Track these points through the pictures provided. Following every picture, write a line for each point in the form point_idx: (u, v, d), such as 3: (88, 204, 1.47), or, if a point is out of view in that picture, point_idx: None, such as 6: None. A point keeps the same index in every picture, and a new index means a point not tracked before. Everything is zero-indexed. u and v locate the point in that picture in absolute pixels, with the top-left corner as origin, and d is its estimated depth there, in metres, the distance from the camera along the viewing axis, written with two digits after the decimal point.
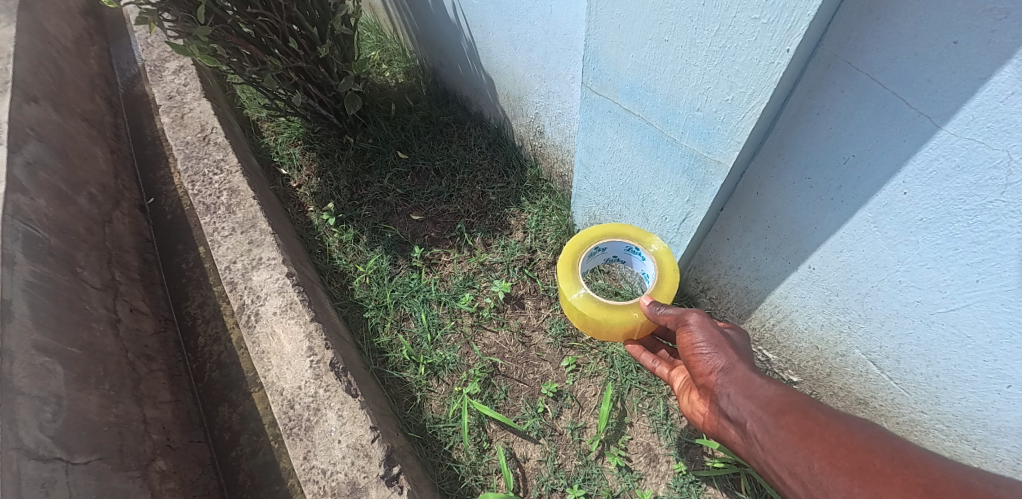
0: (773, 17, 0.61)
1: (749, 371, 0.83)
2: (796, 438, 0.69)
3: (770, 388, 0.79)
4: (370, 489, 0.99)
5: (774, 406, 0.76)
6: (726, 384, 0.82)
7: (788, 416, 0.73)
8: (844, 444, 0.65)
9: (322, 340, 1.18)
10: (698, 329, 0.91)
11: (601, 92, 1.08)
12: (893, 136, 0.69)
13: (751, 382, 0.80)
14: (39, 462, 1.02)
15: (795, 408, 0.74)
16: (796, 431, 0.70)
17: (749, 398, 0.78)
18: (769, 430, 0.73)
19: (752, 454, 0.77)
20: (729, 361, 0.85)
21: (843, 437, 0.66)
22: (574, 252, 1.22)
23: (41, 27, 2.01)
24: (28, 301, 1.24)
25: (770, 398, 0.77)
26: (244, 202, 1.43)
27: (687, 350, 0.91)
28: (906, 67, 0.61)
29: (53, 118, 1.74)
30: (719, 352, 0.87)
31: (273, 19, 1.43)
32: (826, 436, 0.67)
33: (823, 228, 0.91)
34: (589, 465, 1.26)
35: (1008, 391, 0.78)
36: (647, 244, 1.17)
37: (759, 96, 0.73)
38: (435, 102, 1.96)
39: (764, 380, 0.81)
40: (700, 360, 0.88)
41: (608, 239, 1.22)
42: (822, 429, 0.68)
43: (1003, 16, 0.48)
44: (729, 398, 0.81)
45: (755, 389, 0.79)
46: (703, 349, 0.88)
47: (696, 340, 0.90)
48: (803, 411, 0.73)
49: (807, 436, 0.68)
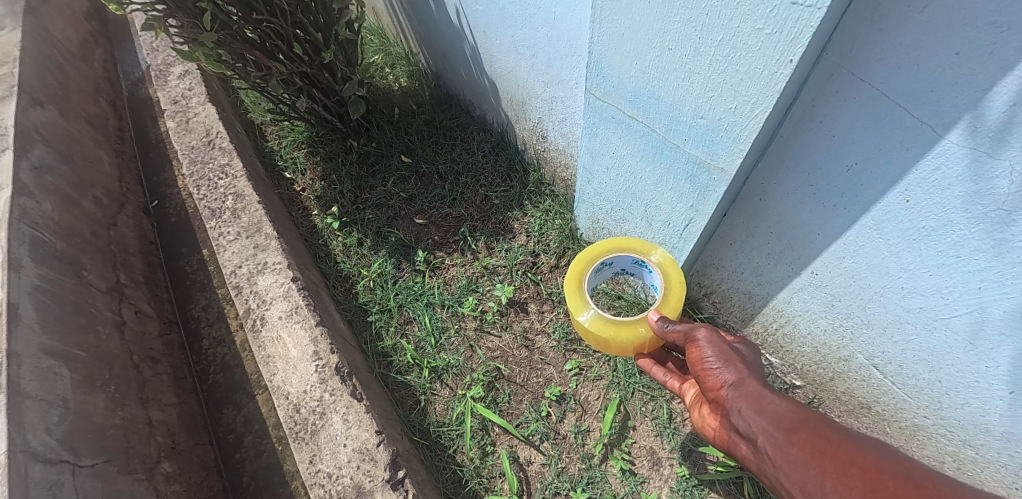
0: (777, 28, 0.62)
1: (761, 386, 0.83)
2: (808, 456, 0.70)
3: (781, 404, 0.79)
4: (376, 492, 1.00)
5: (786, 423, 0.76)
6: (736, 399, 0.83)
7: (801, 434, 0.73)
8: (857, 464, 0.64)
9: (327, 344, 1.19)
10: (707, 344, 0.90)
11: (604, 98, 1.08)
12: (895, 145, 0.69)
13: (762, 397, 0.81)
14: (46, 465, 1.03)
15: (808, 426, 0.75)
16: (808, 449, 0.70)
17: (760, 413, 0.79)
18: (781, 447, 0.74)
19: (764, 470, 0.78)
20: (740, 376, 0.85)
21: (856, 457, 0.65)
22: (580, 268, 1.23)
23: (46, 31, 2.03)
24: (35, 305, 1.25)
25: (782, 414, 0.77)
26: (249, 206, 1.44)
27: (696, 364, 0.92)
28: (909, 77, 0.62)
29: (59, 122, 1.75)
30: (729, 366, 0.87)
31: (278, 24, 1.44)
32: (838, 456, 0.67)
33: (825, 234, 0.91)
34: (592, 469, 1.27)
35: (1011, 396, 0.78)
36: (652, 256, 1.18)
37: (762, 104, 0.73)
38: (439, 106, 1.97)
39: (775, 395, 0.81)
40: (710, 374, 0.89)
41: (614, 254, 1.23)
42: (834, 448, 0.69)
43: (1006, 29, 0.48)
44: (740, 413, 0.81)
45: (766, 405, 0.79)
46: (714, 363, 0.88)
47: (706, 355, 0.90)
48: (815, 429, 0.73)
49: (819, 455, 0.69)
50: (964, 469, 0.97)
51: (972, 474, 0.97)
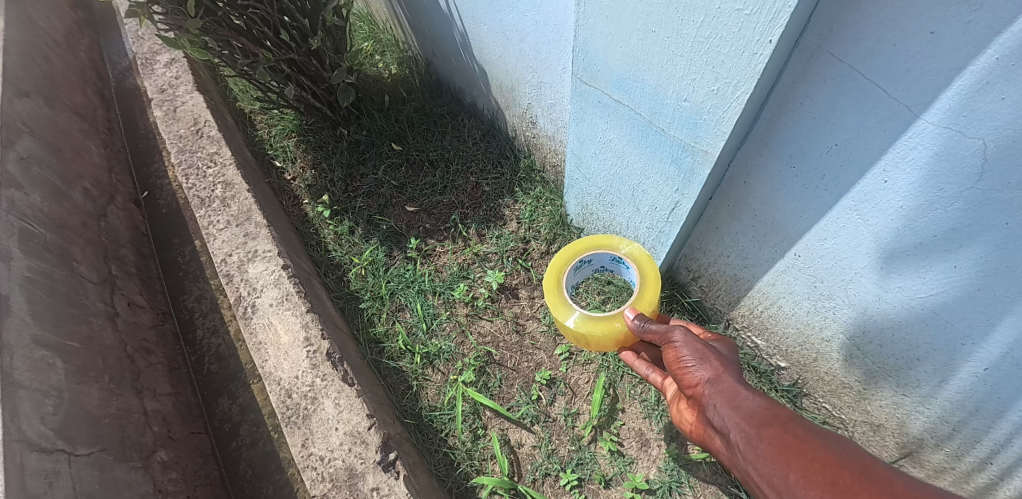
0: (756, 8, 0.63)
1: (736, 382, 0.84)
2: (776, 450, 0.71)
3: (755, 400, 0.80)
4: (367, 475, 1.01)
5: (757, 419, 0.77)
6: (713, 395, 0.84)
7: (770, 428, 0.75)
8: (819, 459, 0.65)
9: (318, 330, 1.20)
10: (684, 343, 0.93)
11: (592, 83, 1.08)
12: (874, 126, 0.70)
13: (737, 393, 0.82)
14: (41, 454, 1.03)
15: (778, 421, 0.75)
16: (775, 443, 0.72)
17: (735, 409, 0.80)
18: (751, 441, 0.75)
19: (737, 464, 0.80)
20: (715, 373, 0.87)
21: (819, 451, 0.67)
22: (559, 268, 1.26)
23: (30, 20, 1.99)
24: (26, 296, 1.25)
25: (755, 410, 0.78)
26: (238, 195, 1.44)
27: (674, 363, 0.94)
28: (886, 58, 0.62)
29: (45, 112, 1.73)
30: (704, 363, 0.89)
31: (264, 10, 1.41)
32: (803, 451, 0.68)
33: (807, 217, 0.92)
34: (582, 450, 1.29)
35: (985, 374, 0.80)
36: (627, 250, 1.24)
37: (743, 86, 0.74)
38: (429, 94, 1.95)
39: (750, 391, 0.82)
40: (687, 372, 0.91)
41: (592, 252, 1.28)
42: (800, 443, 0.70)
43: (978, 7, 0.49)
44: (716, 408, 0.83)
45: (741, 401, 0.80)
46: (690, 361, 0.91)
47: (682, 354, 0.92)
48: (784, 425, 0.74)
49: (786, 449, 0.70)
50: (941, 446, 1.00)
51: (950, 451, 0.99)
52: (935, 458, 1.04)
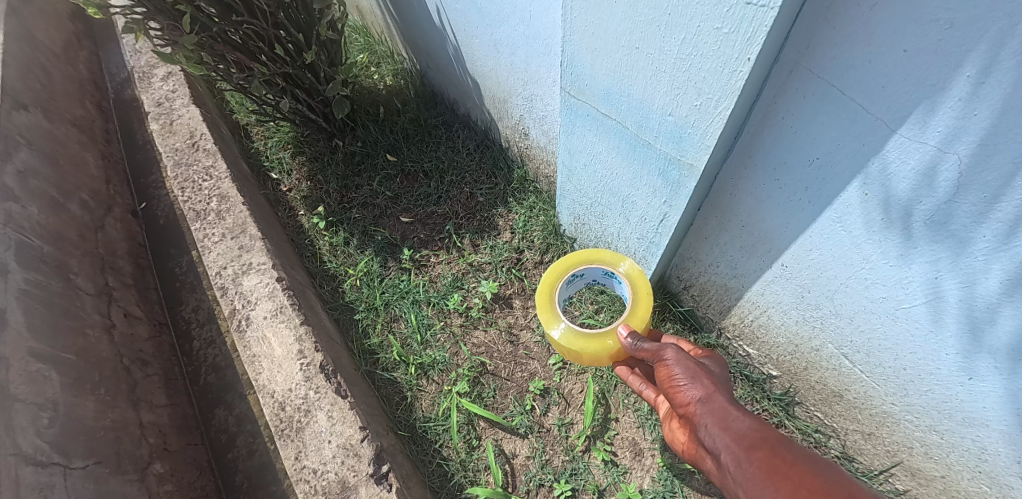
0: (734, 27, 0.64)
1: (727, 403, 0.85)
2: (764, 474, 0.71)
3: (745, 422, 0.80)
4: (360, 488, 1.01)
5: (747, 441, 0.77)
6: (703, 415, 0.85)
7: (759, 452, 0.75)
8: (806, 485, 0.65)
9: (311, 342, 1.20)
10: (675, 362, 0.94)
11: (579, 96, 1.09)
12: (853, 140, 0.71)
13: (727, 413, 0.83)
14: (37, 468, 1.05)
15: (767, 445, 0.75)
16: (764, 467, 0.72)
17: (725, 430, 0.80)
18: (741, 464, 0.75)
19: (726, 485, 0.80)
20: (707, 392, 0.87)
21: (806, 477, 0.66)
22: (552, 280, 1.27)
23: (30, 33, 2.01)
24: (23, 309, 1.26)
25: (744, 432, 0.79)
26: (233, 208, 1.45)
27: (666, 381, 0.95)
28: (862, 74, 0.64)
29: (44, 125, 1.74)
30: (696, 382, 0.90)
31: (259, 26, 1.43)
32: (791, 475, 0.68)
33: (792, 228, 0.93)
34: (576, 460, 1.30)
35: (970, 383, 0.81)
36: (620, 266, 1.25)
37: (725, 102, 0.75)
38: (424, 105, 1.97)
39: (741, 412, 0.83)
40: (678, 391, 0.91)
41: (586, 265, 1.29)
42: (787, 467, 0.70)
43: (949, 26, 0.50)
44: (706, 429, 0.83)
45: (731, 422, 0.81)
46: (681, 380, 0.91)
47: (674, 372, 0.93)
48: (773, 449, 0.74)
49: (773, 474, 0.70)
50: (932, 454, 1.00)
51: (939, 458, 0.99)
52: (926, 466, 1.04)
